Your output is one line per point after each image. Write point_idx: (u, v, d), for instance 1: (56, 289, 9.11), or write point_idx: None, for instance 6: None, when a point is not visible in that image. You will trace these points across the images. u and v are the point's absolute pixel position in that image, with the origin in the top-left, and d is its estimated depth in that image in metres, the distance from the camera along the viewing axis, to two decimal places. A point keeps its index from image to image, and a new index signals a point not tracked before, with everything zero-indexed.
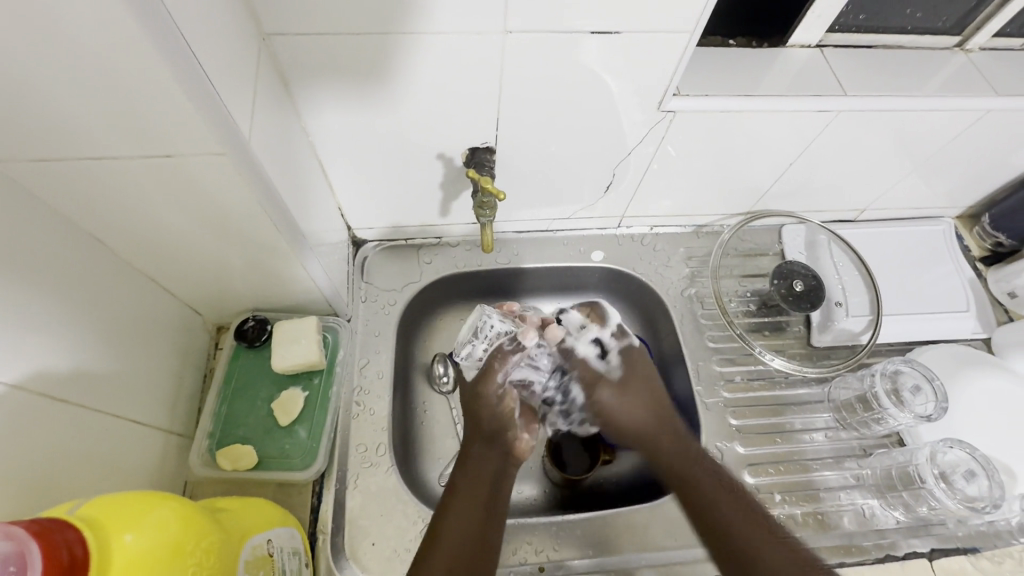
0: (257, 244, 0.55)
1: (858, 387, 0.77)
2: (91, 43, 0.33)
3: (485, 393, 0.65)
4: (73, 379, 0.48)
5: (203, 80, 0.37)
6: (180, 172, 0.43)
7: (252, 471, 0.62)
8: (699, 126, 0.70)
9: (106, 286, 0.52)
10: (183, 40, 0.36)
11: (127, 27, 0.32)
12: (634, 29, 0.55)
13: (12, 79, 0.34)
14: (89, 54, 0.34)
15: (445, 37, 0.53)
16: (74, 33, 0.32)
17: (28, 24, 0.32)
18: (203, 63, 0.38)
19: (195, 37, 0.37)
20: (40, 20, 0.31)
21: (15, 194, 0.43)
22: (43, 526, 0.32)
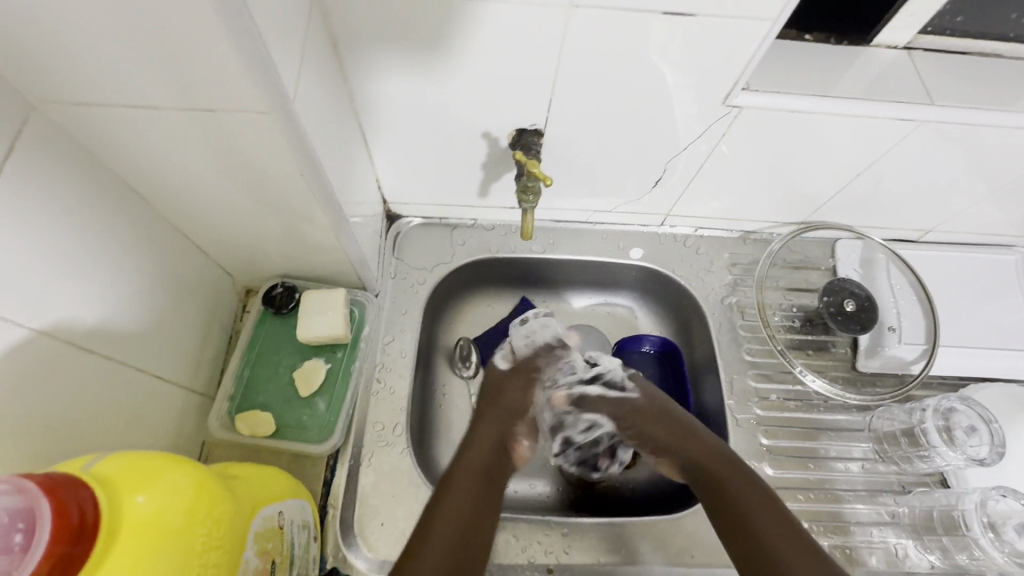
0: (292, 210, 0.53)
1: (905, 420, 0.72)
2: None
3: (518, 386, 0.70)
4: (99, 329, 0.47)
5: (254, 31, 0.34)
6: (220, 129, 0.42)
7: (268, 438, 0.61)
8: (765, 125, 0.65)
9: (139, 239, 0.51)
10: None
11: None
12: (712, 14, 0.51)
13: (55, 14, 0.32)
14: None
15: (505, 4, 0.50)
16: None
17: None
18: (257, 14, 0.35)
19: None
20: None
21: (53, 136, 0.41)
22: (53, 482, 0.31)
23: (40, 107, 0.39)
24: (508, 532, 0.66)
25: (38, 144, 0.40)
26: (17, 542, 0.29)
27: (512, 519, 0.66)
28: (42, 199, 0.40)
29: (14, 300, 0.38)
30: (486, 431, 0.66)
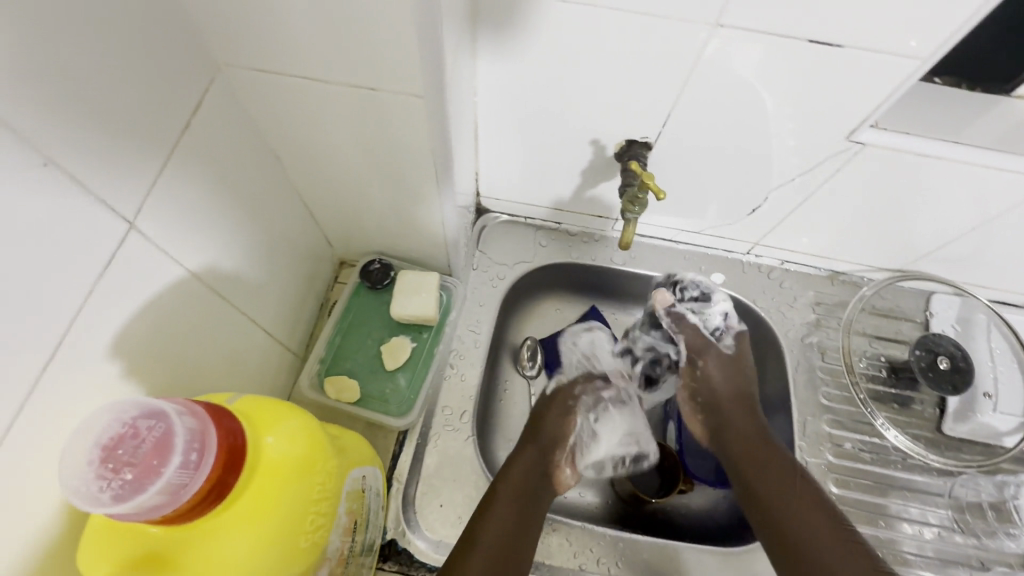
0: (410, 191, 0.56)
1: (994, 493, 0.69)
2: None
3: (561, 420, 0.71)
4: (233, 279, 0.50)
5: (437, 21, 0.36)
6: (375, 108, 0.44)
7: (352, 405, 0.64)
8: (885, 167, 0.63)
9: (273, 201, 0.54)
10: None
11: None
12: (860, 48, 0.50)
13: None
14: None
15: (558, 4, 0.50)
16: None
17: None
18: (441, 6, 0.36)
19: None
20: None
21: (228, 97, 0.44)
22: (216, 410, 0.35)
23: (225, 69, 0.42)
24: (563, 535, 0.66)
25: (217, 102, 0.43)
26: (192, 460, 0.32)
27: (567, 523, 0.66)
28: (215, 154, 0.43)
29: (181, 242, 0.41)
30: (526, 452, 0.67)
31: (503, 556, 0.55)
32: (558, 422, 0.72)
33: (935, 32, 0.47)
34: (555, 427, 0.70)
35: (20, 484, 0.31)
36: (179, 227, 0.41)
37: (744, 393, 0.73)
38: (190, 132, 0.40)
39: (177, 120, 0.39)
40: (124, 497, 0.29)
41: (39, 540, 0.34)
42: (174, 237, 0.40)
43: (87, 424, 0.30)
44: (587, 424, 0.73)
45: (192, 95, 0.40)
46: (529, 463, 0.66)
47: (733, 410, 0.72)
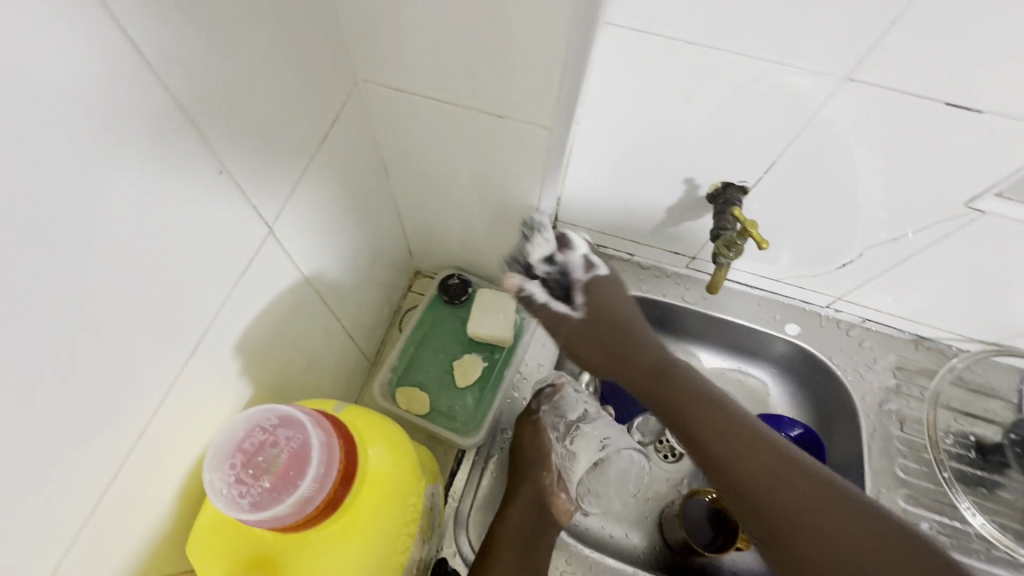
0: (506, 213, 0.56)
1: None
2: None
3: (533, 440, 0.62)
4: (330, 285, 0.52)
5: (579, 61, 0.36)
6: (495, 136, 0.45)
7: (421, 418, 0.63)
8: (1000, 240, 0.59)
9: (373, 211, 0.56)
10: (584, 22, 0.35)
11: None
12: (999, 116, 0.47)
13: (426, 13, 0.36)
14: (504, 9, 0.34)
15: (619, 27, 0.51)
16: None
17: None
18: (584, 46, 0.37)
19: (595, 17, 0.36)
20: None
21: (359, 111, 0.46)
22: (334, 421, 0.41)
23: (363, 85, 0.45)
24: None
25: (350, 116, 0.45)
26: (320, 473, 0.39)
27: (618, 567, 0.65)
28: (338, 167, 0.46)
29: (295, 248, 0.43)
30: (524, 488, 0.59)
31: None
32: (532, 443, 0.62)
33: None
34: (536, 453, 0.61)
35: (140, 452, 0.35)
36: (297, 231, 0.43)
37: None
38: (326, 145, 0.42)
39: (317, 133, 0.41)
40: (259, 504, 0.36)
41: (146, 501, 0.38)
42: (291, 242, 0.42)
43: (235, 432, 0.38)
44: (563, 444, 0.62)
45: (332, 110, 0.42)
46: (529, 505, 0.59)
47: None
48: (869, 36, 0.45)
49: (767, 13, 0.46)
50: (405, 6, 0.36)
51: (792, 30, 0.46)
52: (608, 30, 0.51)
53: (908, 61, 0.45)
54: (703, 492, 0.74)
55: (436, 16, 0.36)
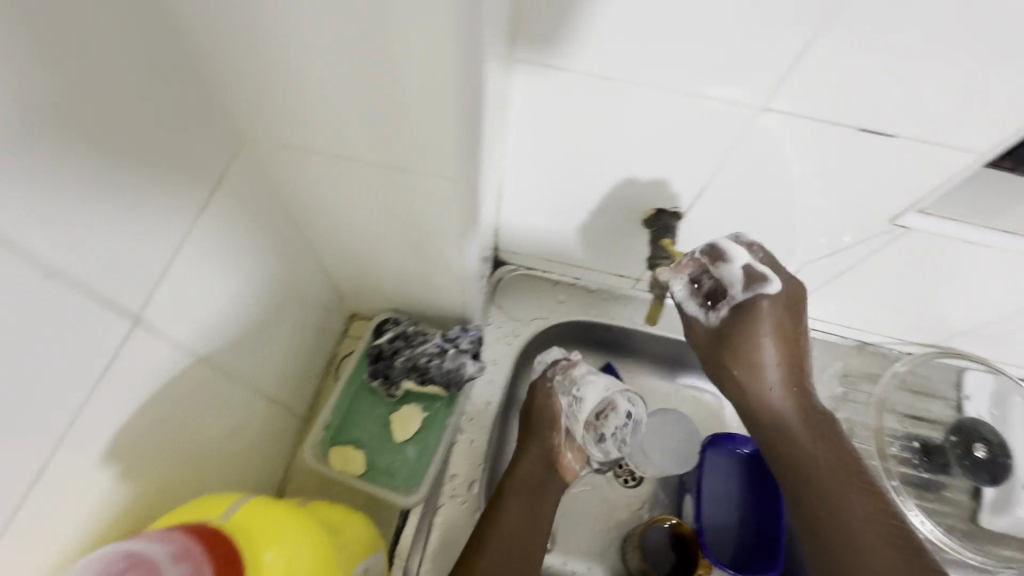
0: (433, 257, 0.53)
1: None
2: (396, 55, 0.31)
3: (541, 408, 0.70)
4: (239, 353, 0.48)
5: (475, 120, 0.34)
6: (403, 188, 0.42)
7: (356, 479, 0.57)
8: (926, 252, 0.60)
9: (285, 264, 0.52)
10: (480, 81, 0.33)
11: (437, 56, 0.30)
12: (911, 139, 0.48)
13: (304, 68, 0.33)
14: (387, 66, 0.31)
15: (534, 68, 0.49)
16: (386, 48, 0.30)
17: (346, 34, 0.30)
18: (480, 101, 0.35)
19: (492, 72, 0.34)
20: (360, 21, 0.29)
21: (250, 165, 0.42)
22: (198, 543, 0.37)
23: (252, 139, 0.41)
24: None
25: (239, 170, 0.41)
26: None
27: None
28: (228, 231, 0.41)
29: (186, 330, 0.39)
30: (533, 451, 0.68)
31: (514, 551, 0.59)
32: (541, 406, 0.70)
33: (997, 128, 0.45)
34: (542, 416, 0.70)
35: None
36: (188, 308, 0.39)
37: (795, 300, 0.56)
38: (211, 209, 0.39)
39: (198, 199, 0.37)
40: None
41: None
42: (181, 324, 0.38)
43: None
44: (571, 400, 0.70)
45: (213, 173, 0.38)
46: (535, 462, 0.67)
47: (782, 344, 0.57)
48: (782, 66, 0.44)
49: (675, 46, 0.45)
50: (279, 61, 0.33)
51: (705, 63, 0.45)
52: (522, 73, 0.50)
53: (820, 86, 0.45)
54: (663, 520, 0.73)
55: (314, 71, 0.33)
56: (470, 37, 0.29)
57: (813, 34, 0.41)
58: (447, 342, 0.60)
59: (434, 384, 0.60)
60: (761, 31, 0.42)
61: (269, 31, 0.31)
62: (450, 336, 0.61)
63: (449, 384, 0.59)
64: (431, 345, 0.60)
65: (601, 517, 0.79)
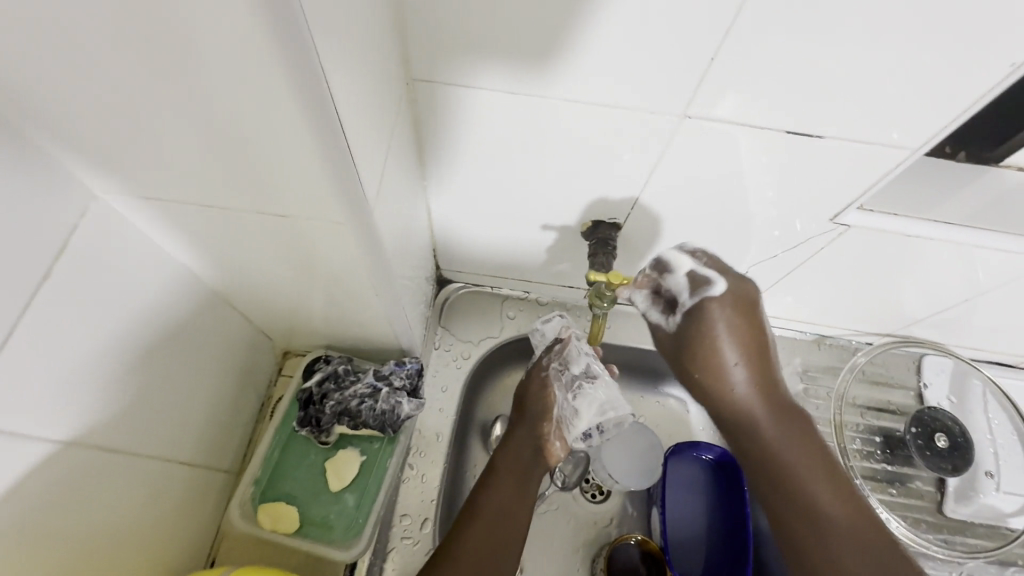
0: (347, 295, 0.50)
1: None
2: (224, 105, 0.28)
3: (534, 400, 0.66)
4: (129, 424, 0.44)
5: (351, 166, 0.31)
6: (290, 232, 0.39)
7: (289, 536, 0.54)
8: (871, 246, 0.59)
9: (183, 317, 0.48)
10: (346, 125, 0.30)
11: (277, 106, 0.27)
12: (840, 137, 0.46)
13: (135, 124, 0.30)
14: (220, 117, 0.28)
15: (484, 91, 0.46)
16: (213, 99, 0.27)
17: (167, 81, 0.27)
18: (356, 142, 0.32)
19: (358, 107, 0.31)
20: (168, 75, 0.26)
21: (110, 227, 0.39)
22: None
23: (106, 199, 0.38)
24: None
25: (93, 234, 0.38)
26: None
27: None
28: (86, 300, 0.38)
29: (37, 414, 0.36)
30: (519, 437, 0.64)
31: (492, 544, 0.56)
32: (538, 397, 0.66)
33: (926, 124, 0.44)
34: (535, 406, 0.65)
35: None
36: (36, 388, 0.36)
37: (753, 304, 0.50)
38: (52, 281, 0.36)
39: (33, 271, 0.34)
40: None
41: None
42: (27, 410, 0.35)
43: None
44: (570, 398, 0.64)
45: (49, 241, 0.35)
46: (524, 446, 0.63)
47: (746, 331, 0.49)
48: (690, 72, 0.42)
49: (575, 61, 0.42)
50: (98, 120, 0.30)
51: (606, 77, 0.43)
52: (482, 94, 0.46)
53: (735, 91, 0.43)
54: (629, 537, 0.70)
55: (144, 127, 0.30)
56: (306, 83, 0.26)
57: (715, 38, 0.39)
58: (379, 381, 0.58)
59: (368, 426, 0.58)
60: (661, 42, 0.40)
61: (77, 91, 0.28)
62: (382, 374, 0.59)
63: (383, 426, 0.57)
64: (362, 386, 0.58)
65: (569, 538, 0.74)
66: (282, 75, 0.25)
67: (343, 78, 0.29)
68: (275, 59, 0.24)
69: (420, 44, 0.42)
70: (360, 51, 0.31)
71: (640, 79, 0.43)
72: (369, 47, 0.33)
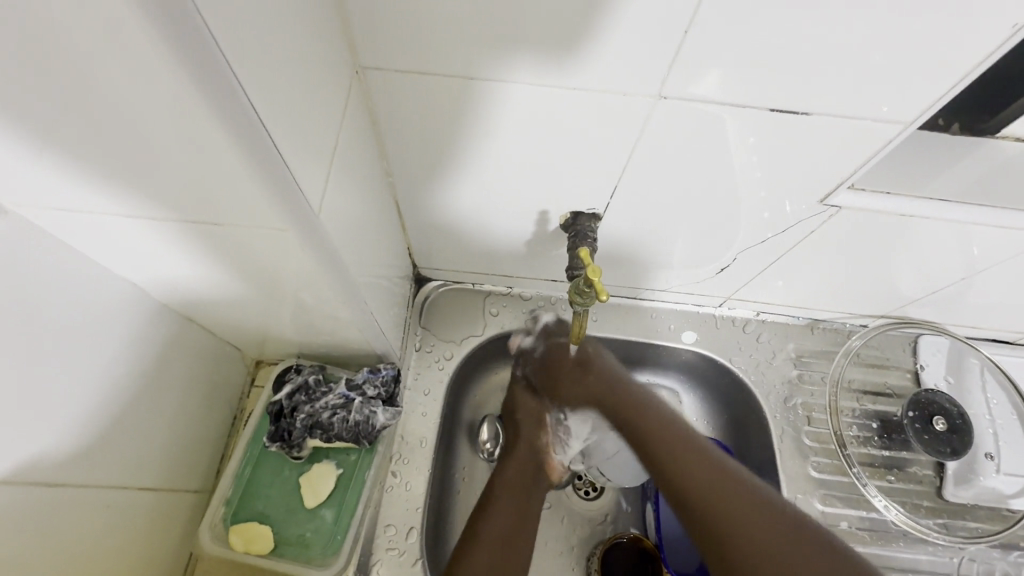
0: (306, 302, 0.47)
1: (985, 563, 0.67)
2: (124, 97, 0.24)
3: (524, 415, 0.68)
4: (78, 454, 0.42)
5: (279, 161, 0.29)
6: (234, 239, 0.36)
7: (266, 556, 0.54)
8: (863, 227, 0.56)
9: (133, 334, 0.46)
10: (266, 114, 0.27)
11: (181, 97, 0.24)
12: (827, 113, 0.43)
13: (37, 133, 0.27)
14: (120, 110, 0.25)
15: (481, 83, 0.43)
16: (112, 92, 0.24)
17: (59, 81, 0.24)
18: (284, 137, 0.29)
19: (282, 100, 0.28)
20: (51, 68, 0.23)
21: (29, 244, 0.36)
22: None
23: (19, 211, 0.34)
24: None
25: (7, 252, 0.34)
26: None
27: None
28: (9, 324, 0.35)
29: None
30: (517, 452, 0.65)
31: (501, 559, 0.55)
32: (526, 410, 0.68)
33: (919, 95, 0.41)
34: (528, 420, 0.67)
35: None
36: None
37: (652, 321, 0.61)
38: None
39: None
40: None
41: None
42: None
43: None
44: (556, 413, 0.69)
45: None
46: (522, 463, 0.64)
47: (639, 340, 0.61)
48: (658, 49, 0.39)
49: (537, 40, 0.39)
50: None
51: (568, 58, 0.40)
52: (494, 87, 0.43)
53: (707, 68, 0.40)
54: (622, 536, 0.68)
55: (48, 135, 0.27)
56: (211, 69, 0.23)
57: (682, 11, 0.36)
58: (352, 390, 0.56)
59: (342, 438, 0.56)
60: (626, 19, 0.37)
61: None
62: (356, 382, 0.57)
63: (358, 438, 0.56)
64: (334, 397, 0.56)
65: (564, 537, 0.71)
66: (179, 57, 0.22)
67: (257, 66, 0.26)
68: (165, 37, 0.21)
69: (366, 28, 0.39)
70: (281, 36, 0.28)
71: (605, 59, 0.40)
72: (296, 32, 0.30)
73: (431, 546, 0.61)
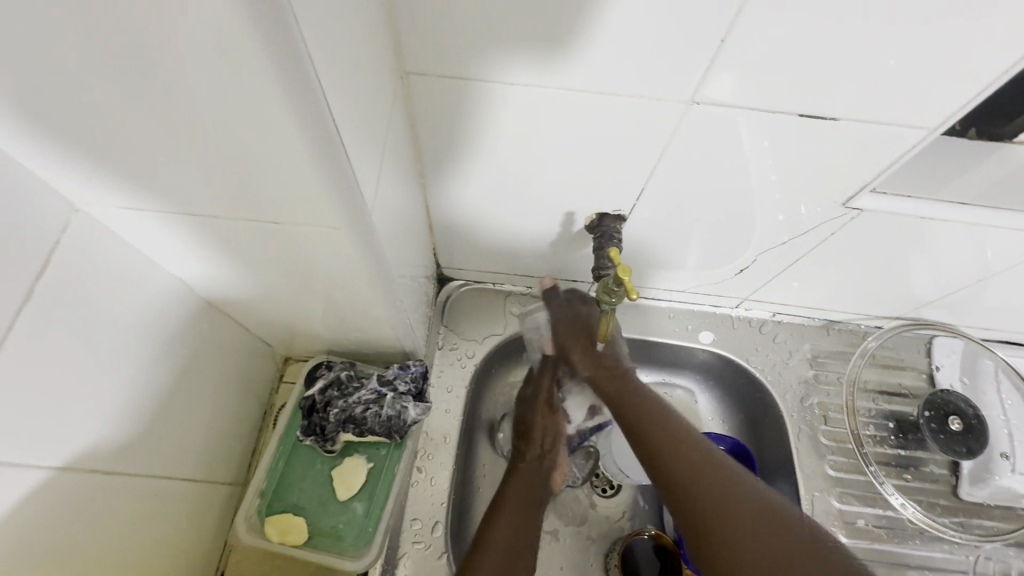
0: (343, 300, 0.48)
1: (1001, 562, 0.68)
2: (210, 101, 0.26)
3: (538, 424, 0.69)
4: (127, 445, 0.43)
5: (345, 164, 0.30)
6: (286, 237, 0.38)
7: (299, 547, 0.56)
8: (884, 229, 0.57)
9: (180, 327, 0.47)
10: (337, 118, 0.28)
11: (267, 100, 0.25)
12: (853, 118, 0.44)
13: (115, 135, 0.29)
14: (202, 113, 0.27)
15: (519, 87, 0.44)
16: (200, 96, 0.26)
17: (149, 85, 0.25)
18: (349, 139, 0.30)
19: (348, 106, 0.30)
20: (145, 72, 0.25)
21: (92, 239, 0.37)
22: None
23: (86, 208, 0.36)
24: None
25: (74, 248, 0.36)
26: None
27: None
28: (75, 315, 0.37)
29: (28, 437, 0.34)
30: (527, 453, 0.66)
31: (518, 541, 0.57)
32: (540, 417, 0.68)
33: (950, 99, 0.42)
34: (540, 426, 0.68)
35: None
36: (24, 408, 0.34)
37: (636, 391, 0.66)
38: (34, 301, 0.34)
39: (14, 292, 0.32)
40: None
41: None
42: (16, 433, 0.34)
43: None
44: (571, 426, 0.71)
45: (32, 259, 0.33)
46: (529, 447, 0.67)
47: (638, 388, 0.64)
48: (693, 56, 0.40)
49: (574, 46, 0.40)
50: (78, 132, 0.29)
51: (607, 62, 0.41)
52: (531, 91, 0.44)
53: (737, 75, 0.41)
54: (642, 531, 0.69)
55: (131, 137, 0.29)
56: (294, 75, 0.25)
57: (726, 17, 0.37)
58: (383, 386, 0.58)
59: (373, 432, 0.58)
60: (667, 28, 0.38)
61: (52, 92, 0.26)
62: (386, 378, 0.59)
63: (389, 432, 0.57)
64: (366, 392, 0.58)
65: (584, 533, 0.72)
66: (265, 62, 0.24)
67: (332, 73, 0.27)
68: (260, 45, 0.23)
69: (413, 35, 0.40)
70: (348, 43, 0.29)
71: (639, 64, 0.41)
72: (358, 37, 0.31)
73: (455, 543, 0.63)
